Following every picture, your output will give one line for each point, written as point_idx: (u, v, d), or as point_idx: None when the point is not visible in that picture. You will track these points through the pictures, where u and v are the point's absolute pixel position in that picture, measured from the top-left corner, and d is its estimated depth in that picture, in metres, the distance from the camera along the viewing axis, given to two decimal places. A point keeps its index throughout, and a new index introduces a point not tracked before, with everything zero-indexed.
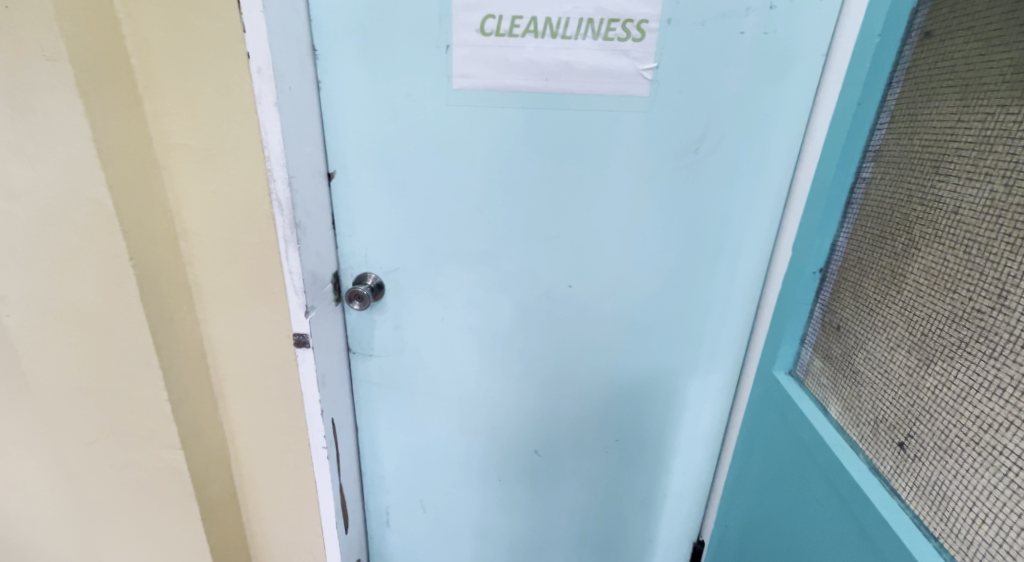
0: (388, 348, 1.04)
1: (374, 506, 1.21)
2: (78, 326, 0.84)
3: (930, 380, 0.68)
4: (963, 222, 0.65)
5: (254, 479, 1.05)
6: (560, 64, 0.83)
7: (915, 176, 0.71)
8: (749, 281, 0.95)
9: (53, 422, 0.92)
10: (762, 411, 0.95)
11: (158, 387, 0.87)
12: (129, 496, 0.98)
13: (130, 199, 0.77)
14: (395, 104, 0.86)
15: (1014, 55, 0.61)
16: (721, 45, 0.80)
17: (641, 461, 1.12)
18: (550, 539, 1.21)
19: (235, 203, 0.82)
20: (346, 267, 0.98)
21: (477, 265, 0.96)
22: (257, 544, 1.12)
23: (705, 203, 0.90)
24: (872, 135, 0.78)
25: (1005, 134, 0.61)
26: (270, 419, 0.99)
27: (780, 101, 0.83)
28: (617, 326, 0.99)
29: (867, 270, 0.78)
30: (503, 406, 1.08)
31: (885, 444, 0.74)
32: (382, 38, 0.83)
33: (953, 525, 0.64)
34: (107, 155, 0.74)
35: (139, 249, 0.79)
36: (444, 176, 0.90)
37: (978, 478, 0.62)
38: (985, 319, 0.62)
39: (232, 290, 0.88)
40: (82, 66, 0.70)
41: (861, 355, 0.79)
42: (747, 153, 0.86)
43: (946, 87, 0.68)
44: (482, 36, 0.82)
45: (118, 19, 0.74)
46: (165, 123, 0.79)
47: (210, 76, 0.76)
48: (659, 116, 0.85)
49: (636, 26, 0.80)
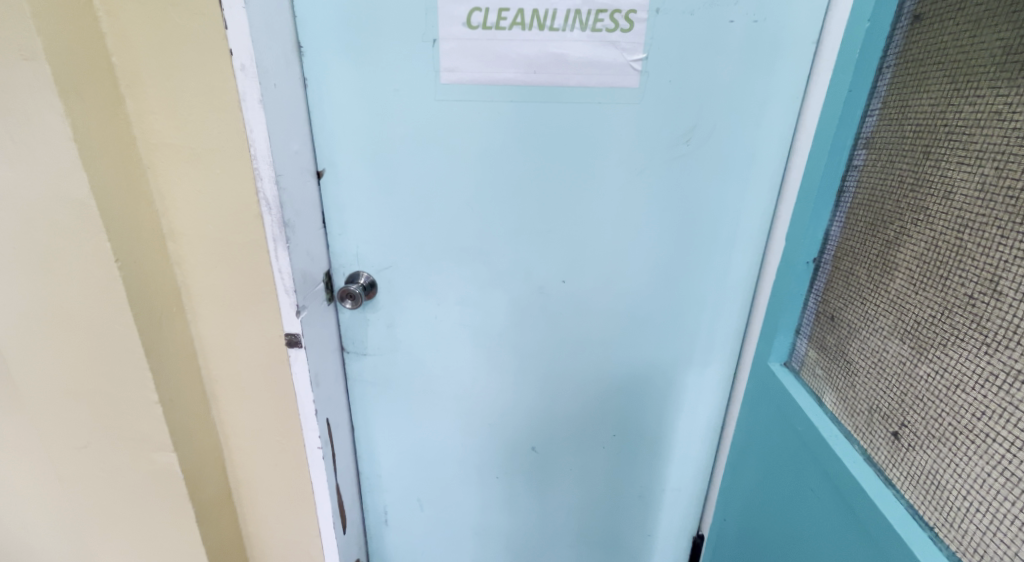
0: (381, 346, 1.04)
1: (372, 506, 1.21)
2: (66, 330, 0.83)
3: (923, 369, 0.68)
4: (954, 207, 0.64)
5: (249, 481, 1.05)
6: (549, 56, 0.82)
7: (906, 162, 0.71)
8: (744, 273, 0.94)
9: (46, 427, 0.92)
10: (758, 402, 0.95)
11: (149, 390, 0.86)
12: (125, 500, 0.97)
13: (115, 201, 0.76)
14: (383, 100, 0.85)
15: (1005, 35, 0.60)
16: (710, 35, 0.79)
17: (638, 456, 1.11)
18: (549, 537, 1.20)
19: (221, 201, 0.81)
20: (337, 266, 0.98)
21: (470, 261, 0.96)
22: (253, 545, 1.12)
23: (697, 195, 0.89)
24: (864, 122, 0.77)
25: (996, 116, 0.60)
26: (263, 421, 0.98)
27: (771, 90, 0.82)
28: (612, 320, 0.98)
29: (861, 259, 0.77)
30: (500, 404, 1.07)
31: (879, 434, 0.73)
32: (368, 34, 0.82)
33: (948, 515, 0.64)
34: (89, 157, 0.73)
35: (126, 252, 0.79)
36: (433, 172, 0.90)
37: (973, 466, 0.62)
38: (977, 306, 0.62)
39: (222, 291, 0.88)
40: (62, 67, 0.70)
41: (855, 345, 0.78)
42: (739, 143, 0.85)
43: (936, 70, 0.67)
44: (469, 29, 0.81)
45: (98, 19, 0.73)
46: (148, 123, 0.78)
47: (193, 75, 0.75)
48: (649, 107, 0.84)
49: (624, 16, 0.79)
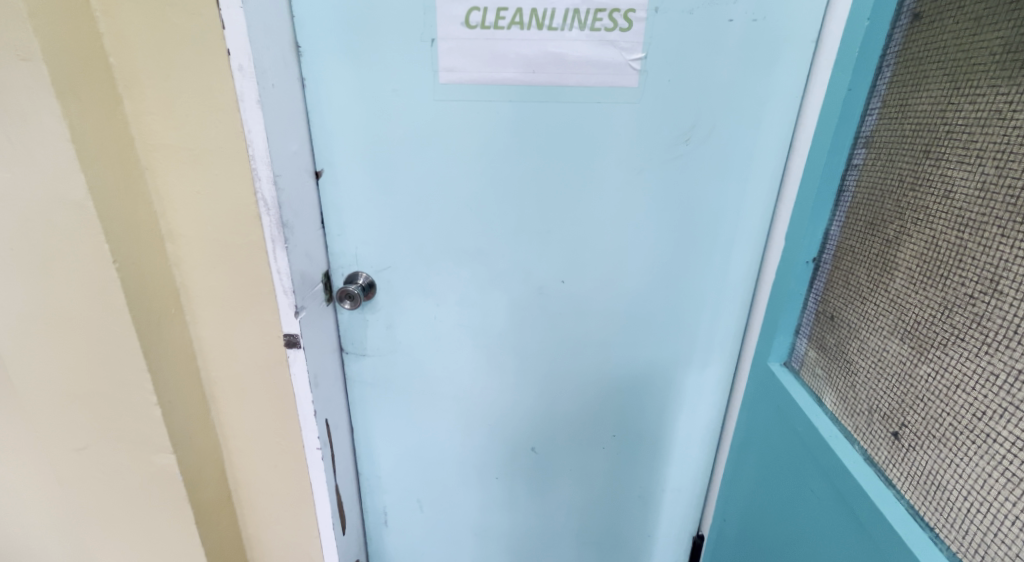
0: (380, 347, 1.03)
1: (371, 507, 1.20)
2: (64, 331, 0.83)
3: (923, 369, 0.67)
4: (954, 206, 0.64)
5: (249, 482, 1.04)
6: (547, 55, 0.82)
7: (906, 162, 0.70)
8: (743, 272, 0.94)
9: (45, 428, 0.91)
10: (757, 402, 0.95)
11: (148, 391, 0.86)
12: (124, 501, 0.97)
13: (113, 202, 0.76)
14: (382, 100, 0.85)
15: (1006, 33, 0.60)
16: (709, 34, 0.79)
17: (638, 456, 1.11)
18: (549, 537, 1.20)
19: (220, 201, 0.81)
20: (336, 266, 0.97)
21: (469, 262, 0.95)
22: (253, 546, 1.11)
23: (697, 194, 0.89)
24: (863, 121, 0.77)
25: (996, 115, 0.60)
26: (263, 422, 0.98)
27: (770, 90, 0.82)
28: (611, 320, 0.98)
29: (861, 258, 0.77)
30: (500, 404, 1.07)
31: (879, 434, 0.73)
32: (367, 34, 0.82)
33: (949, 515, 0.64)
34: (87, 158, 0.73)
35: (124, 253, 0.78)
36: (432, 172, 0.89)
37: (973, 466, 0.62)
38: (977, 305, 0.61)
39: (221, 292, 0.87)
40: (59, 68, 0.69)
41: (855, 345, 0.78)
42: (738, 142, 0.85)
43: (936, 69, 0.67)
44: (467, 28, 0.81)
45: (95, 19, 0.73)
46: (146, 123, 0.77)
47: (190, 75, 0.75)
48: (648, 106, 0.84)
49: (623, 16, 0.79)
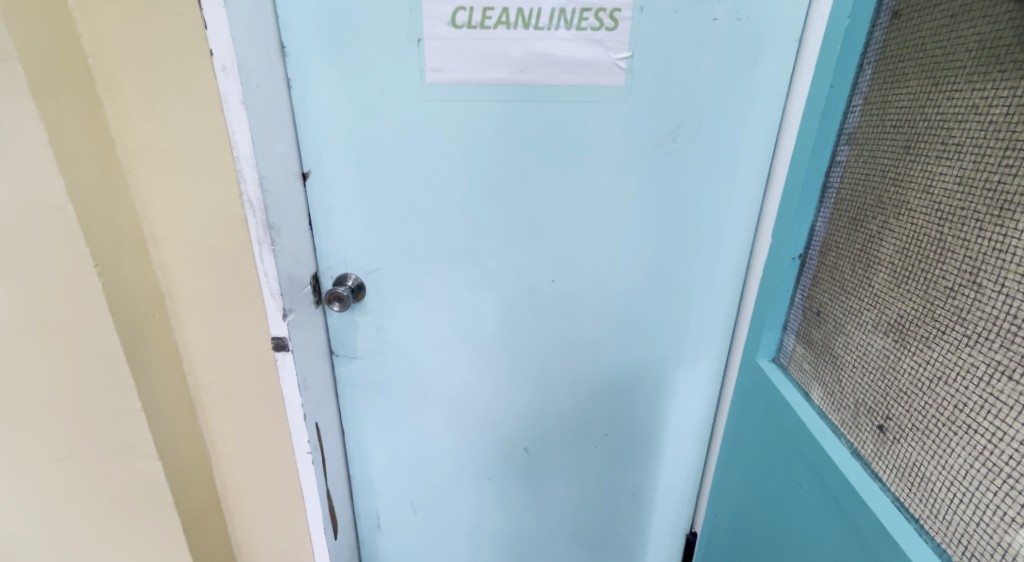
0: (371, 349, 1.03)
1: (364, 510, 1.20)
2: (45, 337, 0.81)
3: (906, 362, 0.68)
4: (934, 201, 0.65)
5: (238, 488, 1.03)
6: (534, 55, 0.82)
7: (888, 157, 0.71)
8: (732, 270, 0.94)
9: (28, 437, 0.90)
10: (746, 398, 0.95)
11: (132, 398, 0.85)
12: (111, 509, 0.96)
13: (94, 206, 0.75)
14: (368, 100, 0.85)
15: (981, 29, 0.61)
16: (693, 32, 0.80)
17: (631, 454, 1.11)
18: (543, 538, 1.20)
19: (204, 204, 0.80)
20: (325, 268, 0.97)
21: (460, 263, 0.95)
22: (243, 553, 1.10)
23: (684, 192, 0.89)
24: (847, 118, 0.77)
25: (973, 110, 0.61)
26: (251, 426, 0.97)
27: (755, 87, 0.82)
28: (602, 319, 0.98)
29: (846, 253, 0.78)
30: (491, 405, 1.06)
31: (865, 428, 0.74)
32: (351, 34, 0.81)
33: (933, 507, 0.64)
34: (66, 161, 0.72)
35: (105, 257, 0.77)
36: (420, 172, 0.89)
37: (955, 458, 0.62)
38: (957, 298, 0.62)
39: (205, 296, 0.86)
40: (35, 69, 0.68)
41: (840, 340, 0.78)
42: (724, 139, 0.85)
43: (915, 65, 0.68)
44: (453, 28, 0.80)
45: (73, 19, 0.72)
46: (127, 125, 0.77)
47: (172, 77, 0.74)
48: (636, 105, 0.84)
49: (608, 15, 0.79)
